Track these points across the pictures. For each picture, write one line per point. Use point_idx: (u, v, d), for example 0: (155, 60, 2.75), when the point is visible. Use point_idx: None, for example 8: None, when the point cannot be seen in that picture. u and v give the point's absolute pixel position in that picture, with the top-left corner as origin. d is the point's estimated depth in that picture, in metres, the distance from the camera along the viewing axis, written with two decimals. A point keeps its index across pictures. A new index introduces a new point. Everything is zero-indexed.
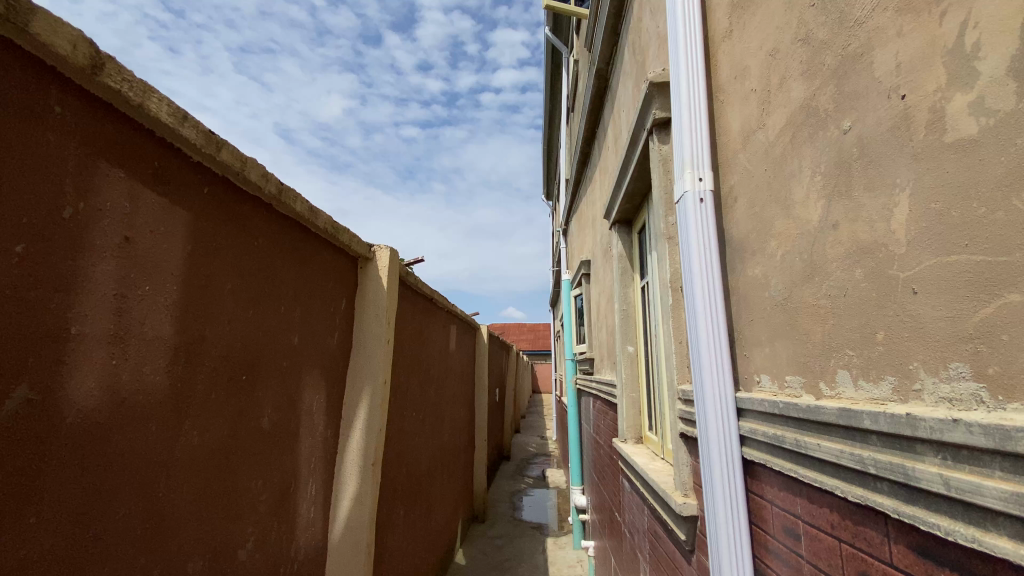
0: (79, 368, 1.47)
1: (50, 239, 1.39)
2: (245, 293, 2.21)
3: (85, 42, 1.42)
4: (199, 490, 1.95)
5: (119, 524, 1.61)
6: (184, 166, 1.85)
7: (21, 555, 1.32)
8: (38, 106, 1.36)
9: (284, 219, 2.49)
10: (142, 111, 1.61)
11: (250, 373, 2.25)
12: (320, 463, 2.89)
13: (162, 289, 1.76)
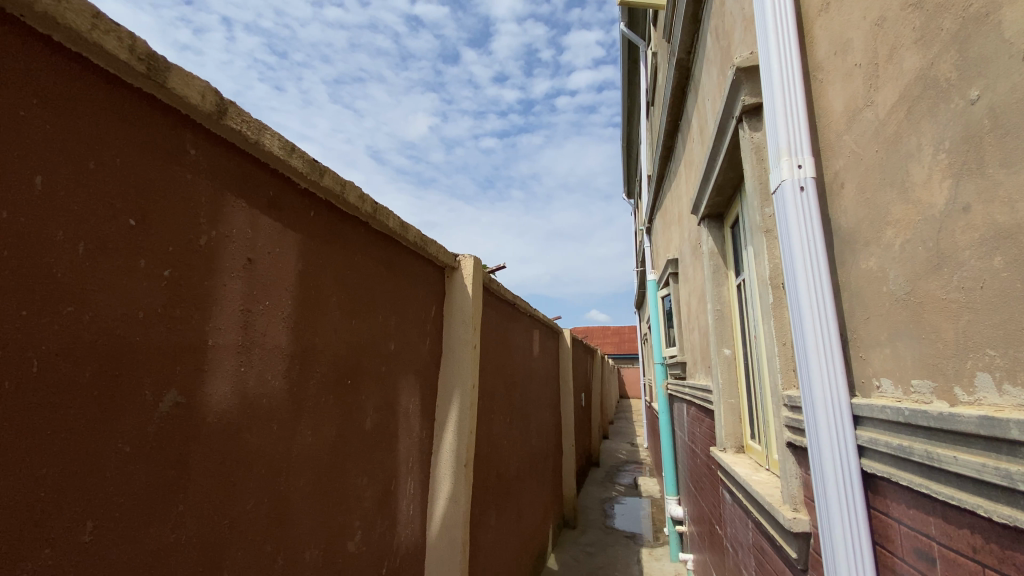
0: (215, 375, 1.69)
1: (191, 263, 1.62)
2: (347, 305, 2.39)
3: (212, 92, 1.64)
4: (313, 485, 2.15)
5: (248, 514, 1.82)
6: (294, 192, 2.07)
7: (170, 537, 1.53)
8: (179, 150, 1.59)
9: (379, 235, 2.68)
10: (257, 146, 1.82)
11: (354, 378, 2.44)
12: (417, 464, 3.05)
13: (280, 304, 1.98)
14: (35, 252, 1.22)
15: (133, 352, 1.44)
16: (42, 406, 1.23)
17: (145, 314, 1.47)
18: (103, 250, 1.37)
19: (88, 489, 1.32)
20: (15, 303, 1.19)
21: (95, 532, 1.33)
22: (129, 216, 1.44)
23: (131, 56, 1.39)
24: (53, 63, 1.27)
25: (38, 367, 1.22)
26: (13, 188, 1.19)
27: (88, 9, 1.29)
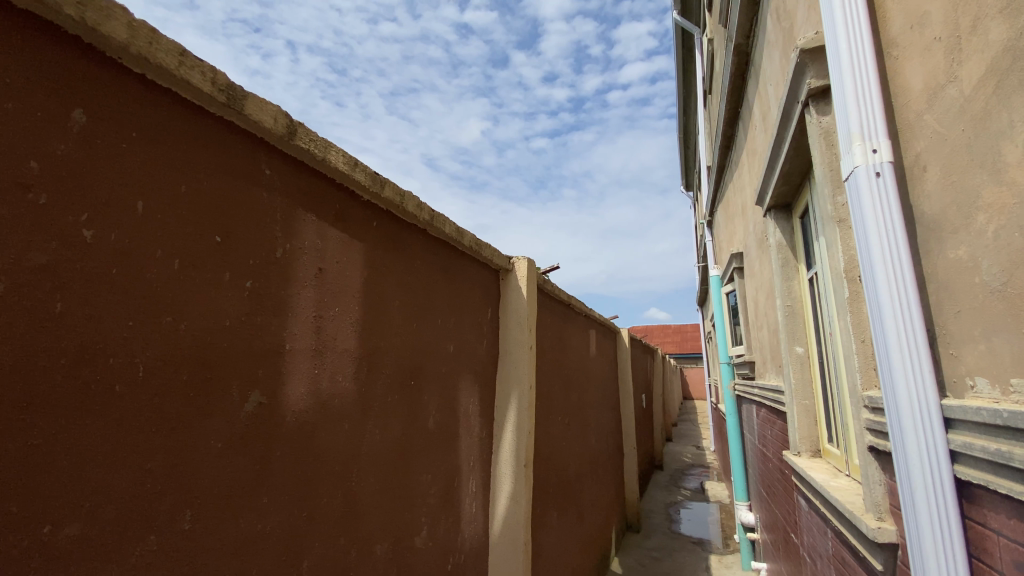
0: (292, 377, 1.82)
1: (269, 274, 1.76)
2: (408, 309, 2.49)
3: (283, 115, 1.77)
4: (382, 481, 2.26)
5: (324, 507, 1.94)
6: (358, 204, 2.19)
7: (256, 527, 1.67)
8: (255, 171, 1.72)
9: (436, 241, 2.77)
10: (324, 163, 1.94)
11: (417, 379, 2.54)
12: (478, 463, 3.12)
13: (347, 310, 2.10)
14: (138, 269, 1.37)
15: (222, 357, 1.58)
16: (147, 407, 1.37)
17: (230, 322, 1.61)
18: (194, 265, 1.52)
19: (186, 481, 1.46)
20: (124, 315, 1.33)
21: (193, 521, 1.48)
22: (214, 234, 1.58)
23: (212, 87, 1.53)
24: (148, 99, 1.41)
25: (144, 371, 1.37)
26: (119, 213, 1.34)
27: (175, 48, 1.43)
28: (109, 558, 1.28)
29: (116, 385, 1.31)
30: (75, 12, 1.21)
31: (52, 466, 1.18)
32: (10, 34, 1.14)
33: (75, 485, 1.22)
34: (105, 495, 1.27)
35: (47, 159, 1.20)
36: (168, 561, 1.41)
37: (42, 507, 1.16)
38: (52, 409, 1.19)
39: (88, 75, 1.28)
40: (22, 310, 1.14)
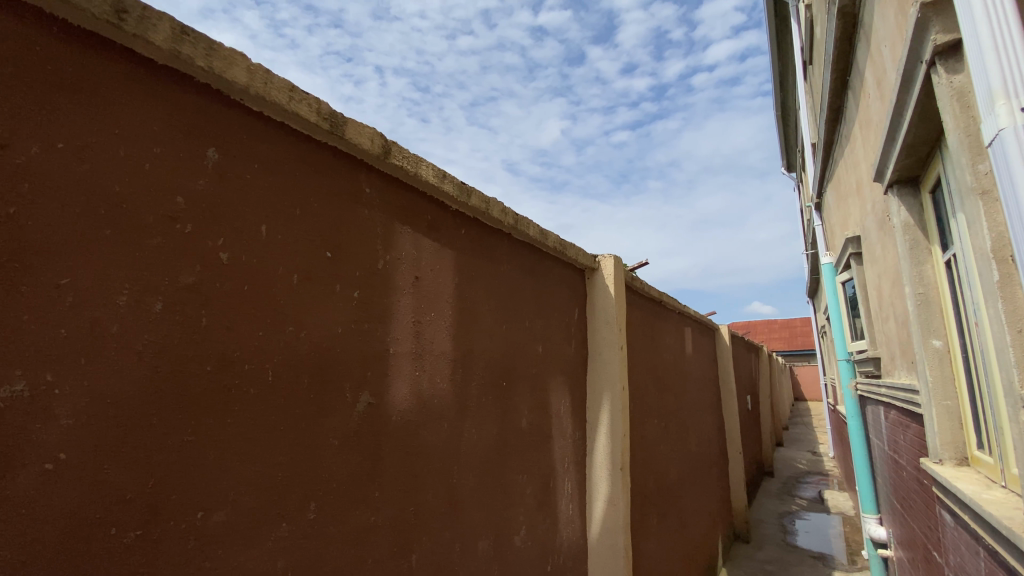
0: (396, 379, 1.95)
1: (372, 284, 1.90)
2: (498, 312, 2.57)
3: (378, 135, 1.91)
4: (481, 480, 2.34)
5: (430, 502, 2.06)
6: (447, 214, 2.29)
7: (371, 519, 1.81)
8: (356, 190, 1.87)
9: (521, 244, 2.82)
10: (416, 177, 2.06)
11: (509, 380, 2.59)
12: (573, 464, 3.11)
13: (442, 314, 2.21)
14: (264, 285, 1.55)
15: (335, 361, 1.73)
16: (275, 407, 1.54)
17: (342, 329, 1.77)
18: (309, 279, 1.68)
19: (309, 475, 1.62)
20: (254, 326, 1.51)
21: (317, 511, 1.64)
22: (325, 249, 1.74)
23: (318, 117, 1.69)
24: (266, 133, 1.59)
25: (272, 375, 1.55)
26: (247, 236, 1.52)
27: (285, 85, 1.60)
28: (251, 541, 1.46)
29: (250, 389, 1.49)
30: (205, 63, 1.40)
31: (203, 461, 1.37)
32: (157, 90, 1.35)
33: (221, 477, 1.41)
34: (244, 486, 1.45)
35: (189, 194, 1.39)
36: (298, 547, 1.58)
37: (197, 495, 1.35)
38: (202, 410, 1.37)
39: (217, 118, 1.47)
40: (175, 325, 1.34)
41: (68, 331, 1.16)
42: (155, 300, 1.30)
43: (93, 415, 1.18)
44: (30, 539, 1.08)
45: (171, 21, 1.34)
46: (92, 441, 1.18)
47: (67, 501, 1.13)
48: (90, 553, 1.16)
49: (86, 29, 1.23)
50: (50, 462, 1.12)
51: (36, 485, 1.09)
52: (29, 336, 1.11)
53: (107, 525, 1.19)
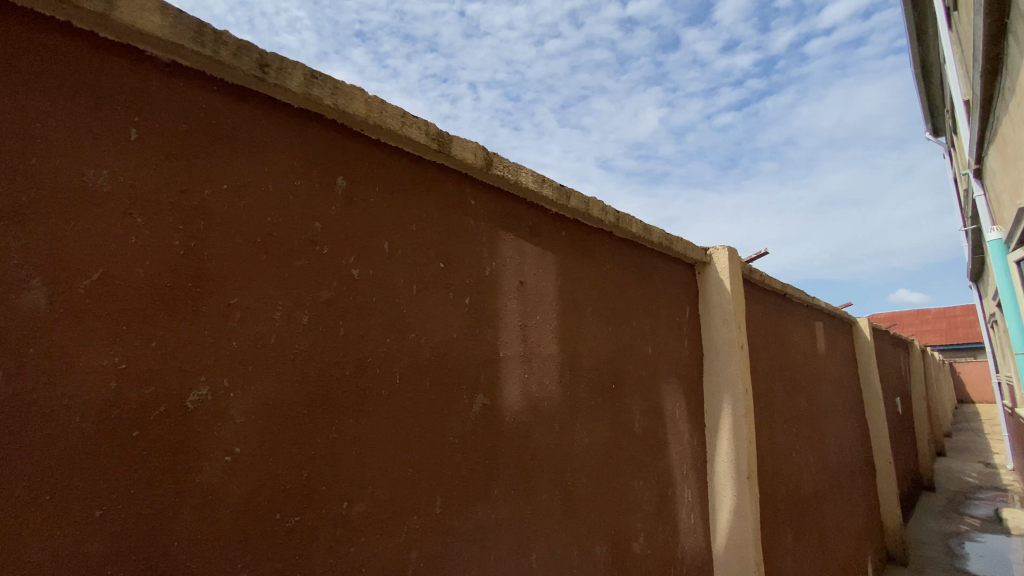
0: (508, 382, 2.01)
1: (481, 291, 1.98)
2: (604, 313, 2.53)
3: (480, 148, 1.98)
4: (596, 483, 2.32)
5: (545, 503, 2.08)
6: (547, 218, 2.31)
7: (491, 517, 1.88)
8: (462, 202, 1.97)
9: (625, 243, 2.75)
10: (517, 184, 2.11)
11: (618, 383, 2.54)
12: (692, 471, 2.95)
13: (548, 317, 2.23)
14: (388, 295, 1.69)
15: (452, 365, 1.83)
16: (402, 407, 1.67)
17: (456, 334, 1.87)
18: (426, 289, 1.80)
19: (434, 473, 1.73)
20: (382, 334, 1.65)
21: (442, 506, 1.74)
22: (438, 260, 1.85)
23: (427, 138, 1.80)
24: (383, 157, 1.73)
25: (399, 378, 1.68)
26: (372, 253, 1.67)
27: (398, 111, 1.72)
28: (387, 532, 1.59)
29: (381, 391, 1.63)
30: (331, 101, 1.56)
31: (346, 456, 1.52)
32: (293, 130, 1.53)
33: (361, 471, 1.55)
34: (380, 481, 1.59)
35: (324, 219, 1.56)
36: (428, 539, 1.69)
37: (341, 487, 1.51)
38: (342, 410, 1.53)
39: (342, 149, 1.63)
40: (318, 335, 1.50)
41: (237, 343, 1.36)
42: (301, 313, 1.48)
43: (258, 415, 1.37)
44: (216, 520, 1.28)
45: (304, 67, 1.49)
46: (258, 438, 1.37)
47: (241, 489, 1.33)
48: (260, 535, 1.34)
49: (238, 84, 1.43)
50: (228, 455, 1.32)
51: (220, 473, 1.30)
52: (209, 348, 1.31)
53: (272, 511, 1.37)
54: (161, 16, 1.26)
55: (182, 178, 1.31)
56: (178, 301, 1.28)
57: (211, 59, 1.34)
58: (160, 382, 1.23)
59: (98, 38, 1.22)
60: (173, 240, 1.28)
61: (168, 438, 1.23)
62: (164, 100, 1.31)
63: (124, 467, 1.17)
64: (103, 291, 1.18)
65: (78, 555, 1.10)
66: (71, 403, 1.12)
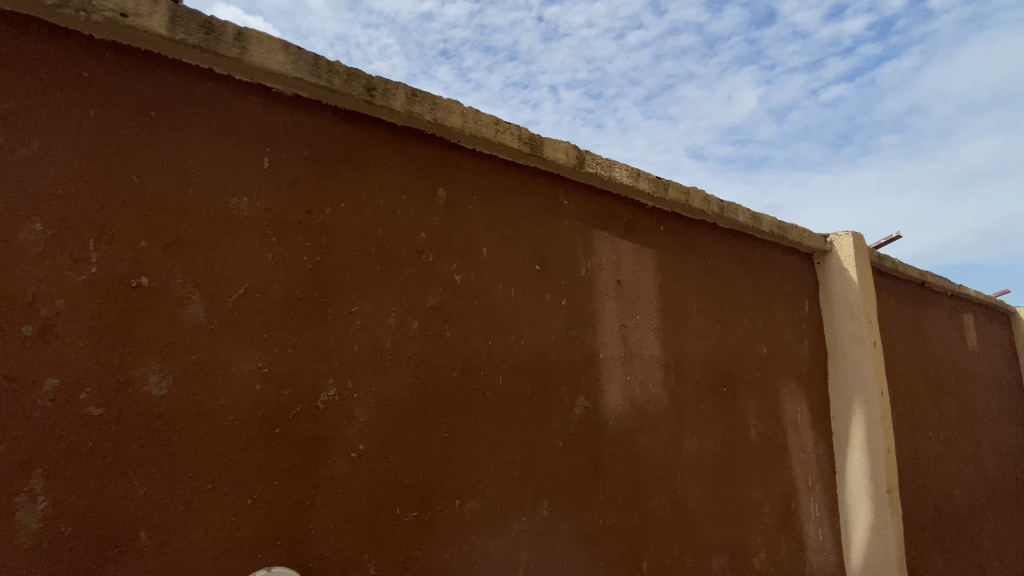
0: (610, 383, 1.96)
1: (578, 292, 1.96)
2: (710, 310, 2.37)
3: (572, 147, 1.96)
4: (709, 492, 2.18)
5: (655, 511, 2.00)
6: (644, 213, 2.22)
7: (599, 522, 1.84)
8: (556, 204, 1.96)
9: (730, 235, 2.56)
10: (611, 181, 2.06)
11: (729, 385, 2.37)
12: (819, 483, 2.67)
13: (649, 317, 2.15)
14: (489, 299, 1.73)
15: (553, 367, 1.83)
16: (506, 409, 1.69)
17: (556, 336, 1.86)
18: (524, 291, 1.81)
19: (540, 475, 1.73)
20: (484, 336, 1.69)
21: (550, 509, 1.73)
22: (534, 262, 1.86)
23: (520, 142, 1.81)
24: (479, 165, 1.78)
25: (502, 380, 1.70)
26: (472, 259, 1.71)
27: (492, 119, 1.75)
28: (498, 532, 1.62)
29: (486, 392, 1.66)
30: (430, 116, 1.63)
31: (457, 455, 1.58)
32: (397, 147, 1.62)
33: (471, 471, 1.60)
34: (489, 480, 1.63)
35: (428, 229, 1.64)
36: (537, 542, 1.69)
37: (454, 486, 1.56)
38: (452, 411, 1.59)
39: (441, 161, 1.70)
40: (427, 339, 1.58)
41: (358, 347, 1.46)
42: (412, 319, 1.56)
43: (377, 414, 1.46)
44: (345, 512, 1.39)
45: (405, 87, 1.58)
46: (379, 436, 1.46)
47: (366, 484, 1.42)
48: (384, 528, 1.43)
49: (349, 109, 1.55)
50: (354, 452, 1.42)
51: (348, 469, 1.40)
52: (335, 353, 1.43)
53: (392, 506, 1.45)
54: (284, 54, 1.39)
55: (306, 200, 1.45)
56: (308, 311, 1.40)
57: (326, 88, 1.46)
58: (296, 384, 1.36)
59: (235, 80, 1.39)
60: (301, 256, 1.42)
61: (304, 435, 1.36)
62: (289, 130, 1.45)
63: (268, 462, 1.31)
64: (247, 304, 1.33)
65: (235, 538, 1.26)
66: (225, 403, 1.28)
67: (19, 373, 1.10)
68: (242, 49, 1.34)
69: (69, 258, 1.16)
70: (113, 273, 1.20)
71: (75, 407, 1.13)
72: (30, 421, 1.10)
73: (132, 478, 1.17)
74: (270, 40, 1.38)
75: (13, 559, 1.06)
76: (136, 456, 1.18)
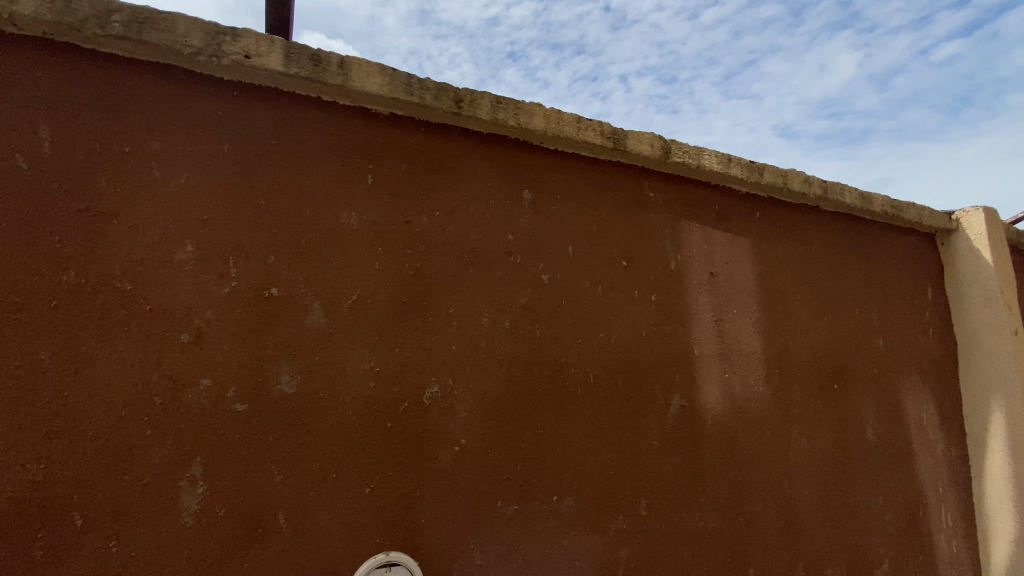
0: (706, 381, 1.89)
1: (669, 286, 1.91)
2: (815, 302, 2.21)
3: (657, 138, 1.91)
4: (821, 497, 2.03)
5: (761, 515, 1.90)
6: (737, 201, 2.12)
7: (700, 524, 1.78)
8: (642, 197, 1.92)
9: (835, 218, 2.36)
10: (699, 169, 1.98)
11: (841, 382, 2.19)
12: (952, 490, 2.39)
13: (747, 310, 2.05)
14: (578, 297, 1.74)
15: (646, 364, 1.80)
16: (600, 406, 1.70)
17: (646, 333, 1.83)
18: (612, 288, 1.80)
19: (637, 474, 1.71)
20: (575, 334, 1.71)
21: (648, 508, 1.71)
22: (622, 258, 1.84)
23: (603, 138, 1.81)
24: (563, 165, 1.80)
25: (594, 377, 1.71)
26: (560, 258, 1.74)
27: (574, 117, 1.76)
28: (598, 529, 1.63)
29: (578, 389, 1.68)
30: (515, 120, 1.67)
31: (551, 452, 1.60)
32: (484, 153, 1.68)
33: (568, 467, 1.62)
34: (586, 477, 1.64)
35: (516, 231, 1.68)
36: (636, 541, 1.68)
37: (551, 482, 1.59)
38: (546, 408, 1.62)
39: (526, 163, 1.74)
40: (519, 338, 1.62)
41: (456, 347, 1.54)
42: (504, 318, 1.61)
43: (476, 410, 1.53)
44: (451, 503, 1.47)
45: (490, 95, 1.64)
46: (478, 431, 1.52)
47: (469, 477, 1.50)
48: (487, 519, 1.50)
49: (439, 122, 1.63)
50: (457, 446, 1.50)
51: (452, 462, 1.48)
52: (436, 352, 1.52)
53: (494, 499, 1.51)
54: (381, 76, 1.50)
55: (405, 210, 1.55)
56: (410, 314, 1.50)
57: (418, 104, 1.55)
58: (403, 383, 1.46)
59: (339, 105, 1.52)
60: (403, 263, 1.52)
61: (412, 430, 1.46)
62: (387, 147, 1.55)
63: (382, 454, 1.42)
64: (359, 309, 1.45)
65: (357, 523, 1.38)
66: (344, 400, 1.40)
67: (181, 375, 1.28)
68: (345, 76, 1.46)
69: (214, 274, 1.34)
70: (250, 286, 1.36)
71: (224, 403, 1.30)
72: (190, 416, 1.27)
73: (270, 467, 1.32)
74: (369, 65, 1.49)
75: (181, 534, 1.24)
76: (273, 447, 1.33)
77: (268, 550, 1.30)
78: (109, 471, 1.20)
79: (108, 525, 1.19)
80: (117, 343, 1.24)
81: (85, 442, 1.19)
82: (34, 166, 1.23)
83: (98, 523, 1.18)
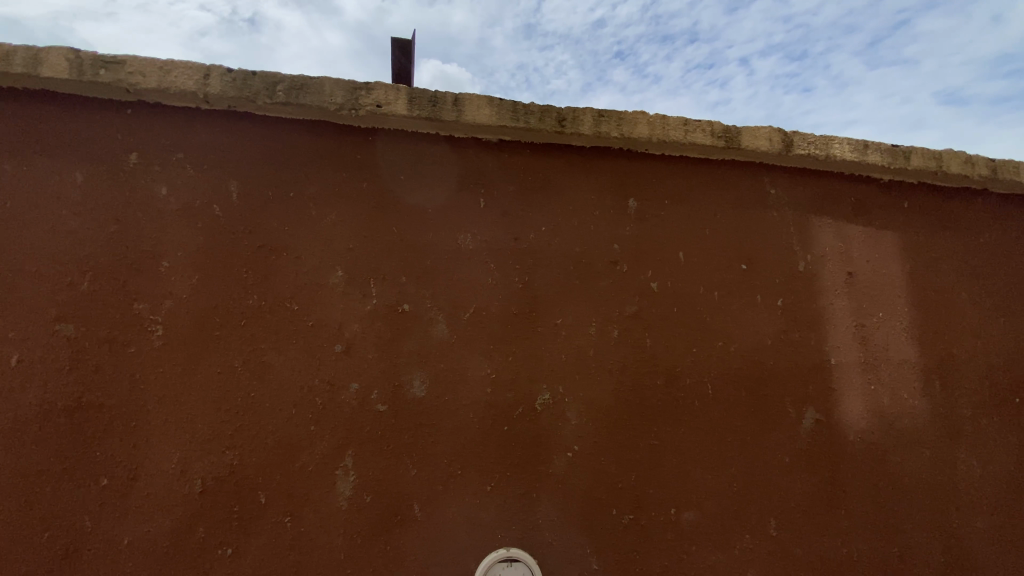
0: (847, 394, 1.72)
1: (796, 290, 1.78)
2: (987, 302, 1.89)
3: (776, 132, 1.80)
4: (1002, 531, 1.73)
5: (920, 547, 1.67)
6: (877, 191, 1.90)
7: (842, 550, 1.63)
8: (761, 196, 1.82)
9: (1014, 201, 2.00)
10: (827, 160, 1.82)
11: None
12: None
13: (896, 313, 1.82)
14: (692, 304, 1.71)
15: (772, 374, 1.70)
16: (719, 417, 1.64)
17: (770, 341, 1.72)
18: (729, 294, 1.74)
19: (764, 490, 1.62)
20: (689, 343, 1.68)
21: (778, 529, 1.61)
22: (740, 262, 1.77)
23: (714, 139, 1.75)
24: (670, 170, 1.78)
25: (711, 388, 1.66)
26: (670, 265, 1.72)
27: (681, 121, 1.74)
28: (720, 545, 1.58)
29: (694, 400, 1.64)
30: (617, 132, 1.71)
31: (667, 463, 1.59)
32: (589, 167, 1.74)
33: (686, 479, 1.59)
34: (706, 491, 1.60)
35: (623, 241, 1.71)
36: (764, 561, 1.59)
37: (669, 492, 1.58)
38: (661, 418, 1.62)
39: (632, 172, 1.76)
40: (629, 346, 1.64)
41: (566, 355, 1.61)
42: (613, 327, 1.65)
43: (588, 418, 1.58)
44: (567, 507, 1.54)
45: (592, 110, 1.69)
46: (591, 438, 1.57)
47: (583, 482, 1.55)
48: (602, 525, 1.54)
49: (545, 142, 1.72)
50: (570, 451, 1.56)
51: (566, 467, 1.55)
52: (548, 360, 1.60)
53: (609, 507, 1.55)
54: (490, 107, 1.64)
55: (515, 228, 1.66)
56: (523, 325, 1.61)
57: (524, 129, 1.66)
58: (519, 389, 1.57)
59: (455, 137, 1.69)
60: (515, 277, 1.64)
61: (527, 434, 1.56)
62: (498, 171, 1.69)
63: (501, 456, 1.54)
64: (477, 321, 1.60)
65: (481, 518, 1.51)
66: (466, 404, 1.55)
67: (336, 379, 1.53)
68: (459, 111, 1.63)
69: (359, 293, 1.57)
70: (386, 303, 1.58)
71: (369, 404, 1.52)
72: (342, 414, 1.51)
73: (406, 461, 1.51)
74: (479, 98, 1.64)
75: (338, 514, 1.47)
76: (408, 444, 1.52)
77: (406, 534, 1.49)
78: (284, 458, 1.48)
79: (284, 503, 1.46)
80: (288, 352, 1.52)
81: (267, 433, 1.48)
82: (227, 213, 1.56)
83: (277, 501, 1.46)
